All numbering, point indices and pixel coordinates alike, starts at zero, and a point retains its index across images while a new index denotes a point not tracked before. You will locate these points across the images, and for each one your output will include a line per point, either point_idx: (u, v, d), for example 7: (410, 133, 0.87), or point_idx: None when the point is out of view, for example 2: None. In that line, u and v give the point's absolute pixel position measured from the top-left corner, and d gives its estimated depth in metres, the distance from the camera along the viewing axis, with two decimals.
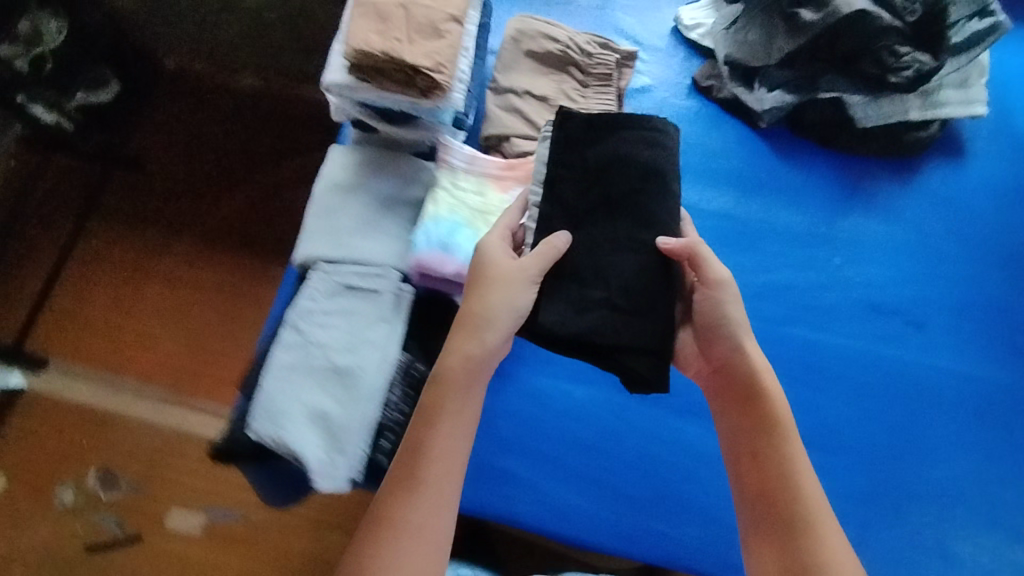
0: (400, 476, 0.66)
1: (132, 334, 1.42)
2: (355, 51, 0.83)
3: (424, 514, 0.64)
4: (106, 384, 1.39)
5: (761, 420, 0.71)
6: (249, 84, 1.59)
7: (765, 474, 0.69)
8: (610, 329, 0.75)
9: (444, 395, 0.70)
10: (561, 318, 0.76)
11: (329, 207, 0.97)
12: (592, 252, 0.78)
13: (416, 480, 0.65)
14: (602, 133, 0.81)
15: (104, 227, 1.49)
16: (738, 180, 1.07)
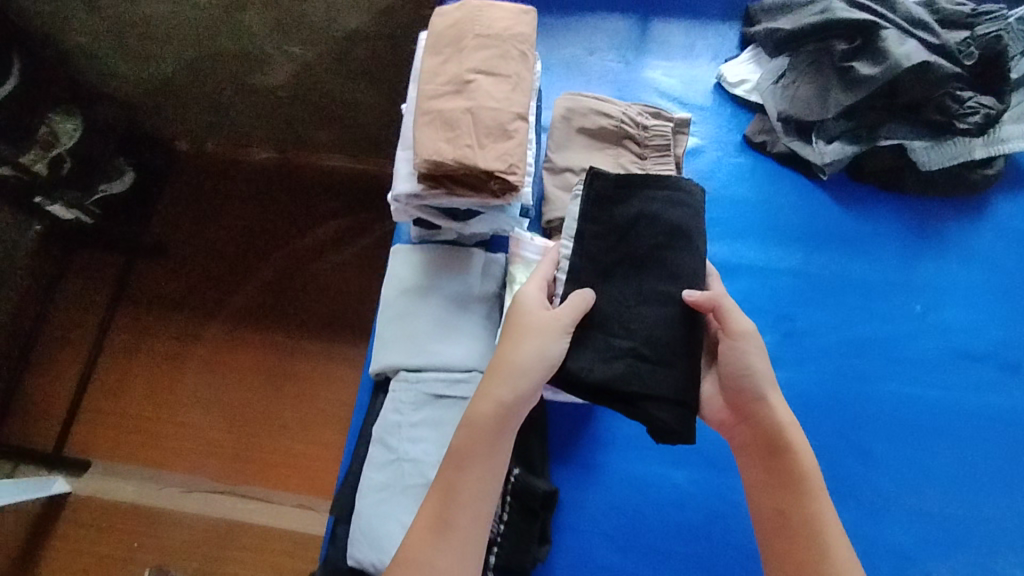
0: (431, 521, 0.71)
1: (178, 429, 1.83)
2: (427, 162, 0.83)
3: (450, 561, 0.69)
4: (154, 481, 1.77)
5: (786, 478, 0.75)
6: (284, 200, 2.09)
7: (789, 524, 0.73)
8: (636, 379, 0.77)
9: (478, 440, 0.73)
10: (588, 367, 0.78)
11: (400, 312, 0.95)
12: (615, 307, 0.80)
13: (445, 526, 0.70)
14: (622, 191, 0.84)
15: (139, 340, 1.96)
16: (805, 233, 1.05)
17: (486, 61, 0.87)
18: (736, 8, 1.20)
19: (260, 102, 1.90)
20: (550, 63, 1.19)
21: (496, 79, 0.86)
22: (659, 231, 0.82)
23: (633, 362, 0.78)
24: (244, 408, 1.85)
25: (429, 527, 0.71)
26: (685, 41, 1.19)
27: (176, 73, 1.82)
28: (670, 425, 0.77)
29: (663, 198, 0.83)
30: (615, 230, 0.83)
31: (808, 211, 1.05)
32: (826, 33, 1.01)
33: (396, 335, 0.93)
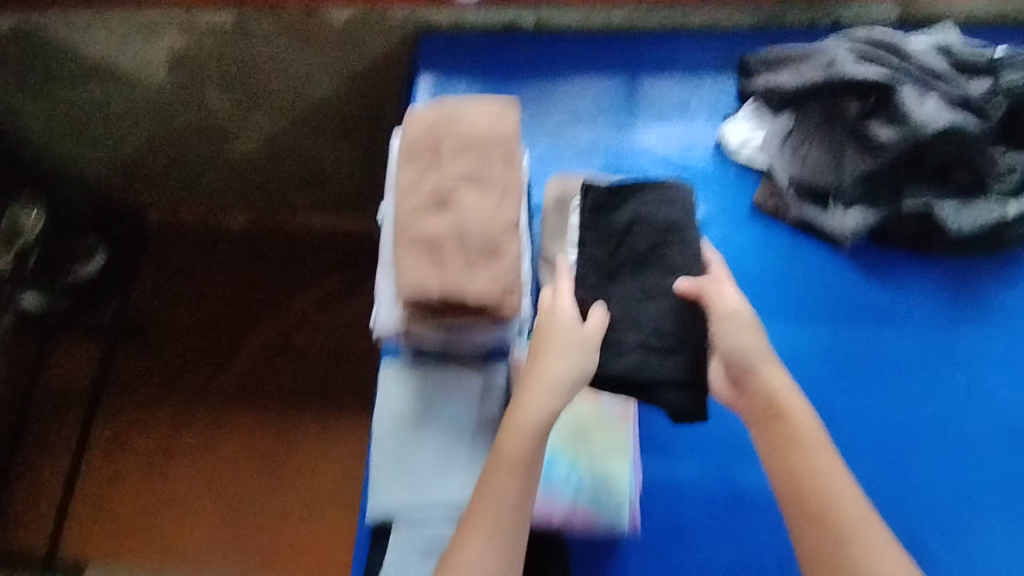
0: (475, 527, 0.71)
1: (173, 523, 1.73)
2: (412, 294, 0.74)
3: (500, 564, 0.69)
4: None
5: (790, 442, 0.76)
6: (263, 265, 1.97)
7: (801, 492, 0.74)
8: (648, 368, 0.79)
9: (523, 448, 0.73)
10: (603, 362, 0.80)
11: (397, 445, 0.85)
12: (622, 308, 0.82)
13: (491, 532, 0.70)
14: (614, 200, 0.87)
15: (123, 428, 1.84)
16: (832, 308, 0.96)
17: (469, 168, 0.77)
18: (730, 58, 1.11)
19: (231, 171, 1.80)
20: (535, 134, 1.10)
21: (481, 188, 0.77)
22: (651, 233, 0.84)
23: (643, 354, 0.80)
24: (240, 493, 1.74)
25: (472, 533, 0.70)
26: (678, 97, 1.10)
27: (140, 149, 1.73)
28: (683, 407, 0.79)
29: (652, 202, 0.86)
30: (612, 239, 0.85)
31: (833, 281, 0.97)
32: (837, 93, 0.93)
33: (395, 474, 0.84)
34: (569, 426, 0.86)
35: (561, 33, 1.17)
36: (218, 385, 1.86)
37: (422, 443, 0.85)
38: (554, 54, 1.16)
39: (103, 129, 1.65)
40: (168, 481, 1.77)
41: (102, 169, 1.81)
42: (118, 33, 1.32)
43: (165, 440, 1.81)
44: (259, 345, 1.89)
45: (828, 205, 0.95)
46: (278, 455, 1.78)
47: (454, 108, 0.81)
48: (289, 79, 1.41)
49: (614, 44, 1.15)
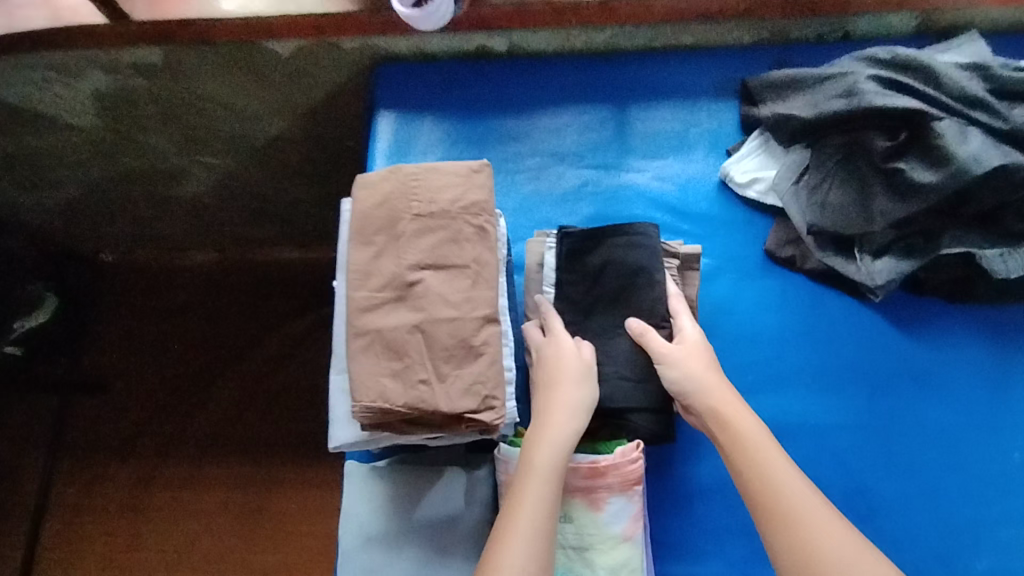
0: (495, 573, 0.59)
1: None
2: (369, 410, 0.60)
3: None
4: None
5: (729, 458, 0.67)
6: (229, 304, 1.82)
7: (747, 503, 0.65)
8: (621, 395, 0.74)
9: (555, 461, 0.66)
10: None
11: (365, 570, 0.72)
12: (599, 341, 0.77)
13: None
14: (586, 241, 0.78)
15: (82, 492, 1.69)
16: (863, 373, 0.83)
17: (433, 249, 0.64)
18: (729, 81, 0.98)
19: (184, 211, 1.65)
20: (513, 177, 0.97)
21: (449, 274, 0.64)
22: (624, 275, 0.77)
23: (617, 384, 0.74)
24: (212, 560, 1.60)
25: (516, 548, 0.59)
26: (673, 128, 0.97)
27: (81, 194, 1.57)
28: (654, 432, 0.75)
29: (624, 242, 0.77)
30: (581, 279, 0.78)
31: (862, 338, 0.84)
32: (863, 123, 0.80)
33: None
34: (565, 553, 0.69)
35: (537, 58, 1.04)
36: (186, 438, 1.71)
37: (395, 565, 0.72)
38: (530, 84, 1.02)
39: (37, 176, 1.49)
40: (134, 549, 1.62)
41: (43, 214, 1.65)
42: (31, 79, 1.15)
43: (128, 504, 1.66)
44: (227, 393, 1.73)
45: (853, 254, 0.84)
46: (253, 515, 1.63)
47: (412, 173, 0.67)
48: (234, 117, 1.26)
49: (597, 69, 1.02)
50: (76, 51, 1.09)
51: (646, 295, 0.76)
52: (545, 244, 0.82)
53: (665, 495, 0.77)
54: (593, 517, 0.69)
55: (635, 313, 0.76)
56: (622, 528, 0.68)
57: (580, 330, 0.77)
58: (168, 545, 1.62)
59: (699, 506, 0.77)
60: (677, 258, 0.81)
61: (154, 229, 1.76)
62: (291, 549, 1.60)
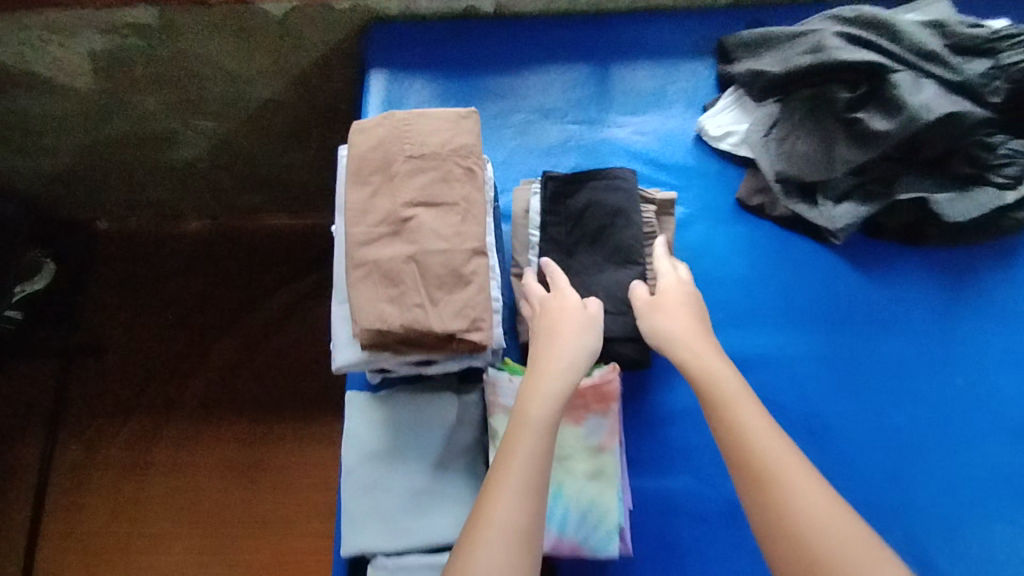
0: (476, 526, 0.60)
1: (146, 546, 1.65)
2: (368, 332, 0.66)
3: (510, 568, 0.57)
4: None
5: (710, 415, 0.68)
6: (225, 269, 1.86)
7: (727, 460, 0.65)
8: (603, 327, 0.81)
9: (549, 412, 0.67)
10: None
11: (366, 483, 0.80)
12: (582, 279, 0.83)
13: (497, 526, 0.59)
14: (569, 185, 0.85)
15: (85, 451, 1.74)
16: (825, 310, 0.90)
17: (425, 187, 0.70)
18: (705, 41, 1.04)
19: (179, 177, 1.68)
20: (500, 132, 1.02)
21: (440, 210, 0.69)
22: (604, 215, 0.84)
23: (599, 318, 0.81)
24: (214, 512, 1.67)
25: (510, 495, 0.61)
26: (652, 86, 1.02)
27: (76, 159, 1.60)
28: (634, 359, 0.83)
29: (604, 185, 0.84)
30: (564, 221, 0.84)
31: (824, 277, 0.91)
32: (828, 73, 0.86)
33: (366, 515, 0.78)
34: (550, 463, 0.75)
35: (523, 19, 1.08)
36: (185, 398, 1.76)
37: (394, 480, 0.80)
38: (516, 44, 1.07)
39: (33, 141, 1.52)
40: (137, 504, 1.68)
41: (39, 180, 1.68)
42: (26, 39, 1.18)
43: (131, 461, 1.72)
44: (225, 354, 1.78)
45: (817, 200, 0.90)
46: (253, 470, 1.70)
47: (404, 120, 0.73)
48: (229, 79, 1.29)
49: (580, 30, 1.07)
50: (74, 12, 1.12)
51: (623, 233, 0.83)
52: (530, 191, 0.87)
53: (640, 416, 0.85)
54: (574, 430, 0.76)
55: (615, 249, 0.83)
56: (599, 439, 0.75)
57: (560, 269, 0.84)
58: (170, 500, 1.68)
59: (671, 425, 0.86)
60: (652, 203, 0.87)
61: (149, 196, 1.79)
62: (291, 501, 1.66)
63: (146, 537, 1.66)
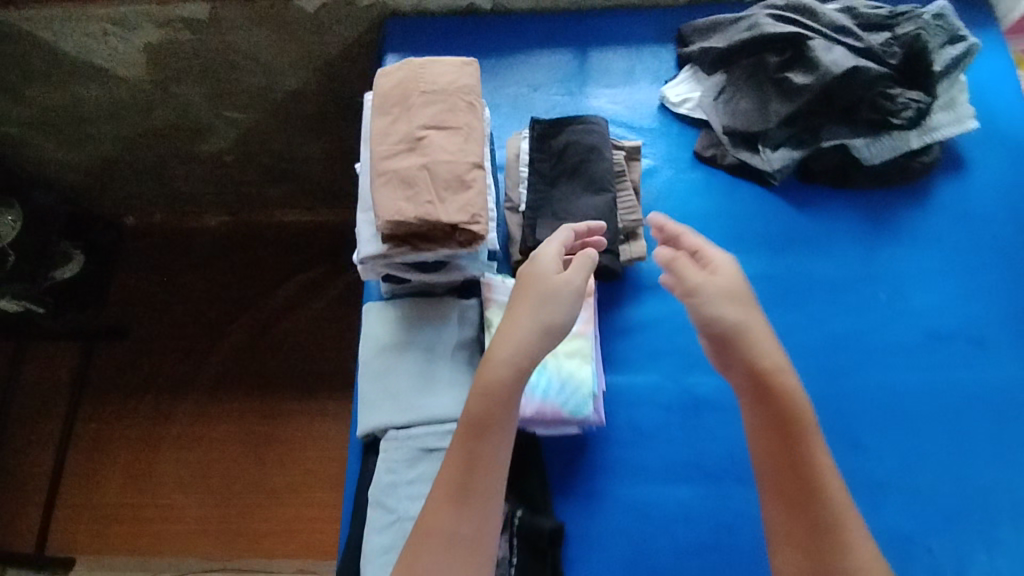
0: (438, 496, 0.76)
1: (161, 509, 1.74)
2: (389, 223, 0.83)
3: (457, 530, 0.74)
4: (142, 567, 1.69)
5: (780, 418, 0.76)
6: (243, 256, 2.02)
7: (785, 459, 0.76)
8: None
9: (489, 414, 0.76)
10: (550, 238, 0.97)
11: (379, 371, 0.95)
12: (563, 203, 1.00)
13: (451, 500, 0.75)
14: (552, 129, 1.04)
15: (105, 423, 1.85)
16: (766, 239, 1.07)
17: (435, 114, 0.87)
18: (667, 30, 1.24)
19: (205, 168, 1.86)
20: (496, 102, 1.21)
21: (447, 132, 0.87)
22: (581, 152, 1.01)
23: None
24: (226, 477, 1.77)
25: (450, 500, 0.75)
26: (623, 65, 1.22)
27: (116, 149, 1.78)
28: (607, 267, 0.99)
29: (581, 129, 1.03)
30: (547, 158, 1.03)
31: (765, 213, 1.08)
32: (761, 48, 1.07)
33: (379, 397, 0.93)
34: None
35: (514, 13, 1.29)
36: (201, 373, 1.89)
37: (403, 368, 0.94)
38: (510, 35, 1.27)
39: (80, 131, 1.71)
40: (154, 471, 1.78)
41: (79, 170, 1.86)
42: (92, 30, 1.39)
43: (149, 431, 1.83)
44: (239, 333, 1.92)
45: (759, 149, 1.08)
46: (261, 441, 1.80)
47: (419, 65, 0.91)
48: (262, 71, 1.49)
49: (563, 23, 1.27)
50: (139, 5, 1.34)
51: (595, 165, 1.01)
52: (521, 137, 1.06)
53: (613, 323, 1.02)
54: None
55: (591, 177, 1.00)
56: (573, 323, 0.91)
57: (545, 197, 1.01)
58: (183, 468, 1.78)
59: (637, 331, 1.02)
60: (622, 150, 1.07)
61: (175, 188, 1.95)
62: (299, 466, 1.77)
63: (158, 503, 1.75)
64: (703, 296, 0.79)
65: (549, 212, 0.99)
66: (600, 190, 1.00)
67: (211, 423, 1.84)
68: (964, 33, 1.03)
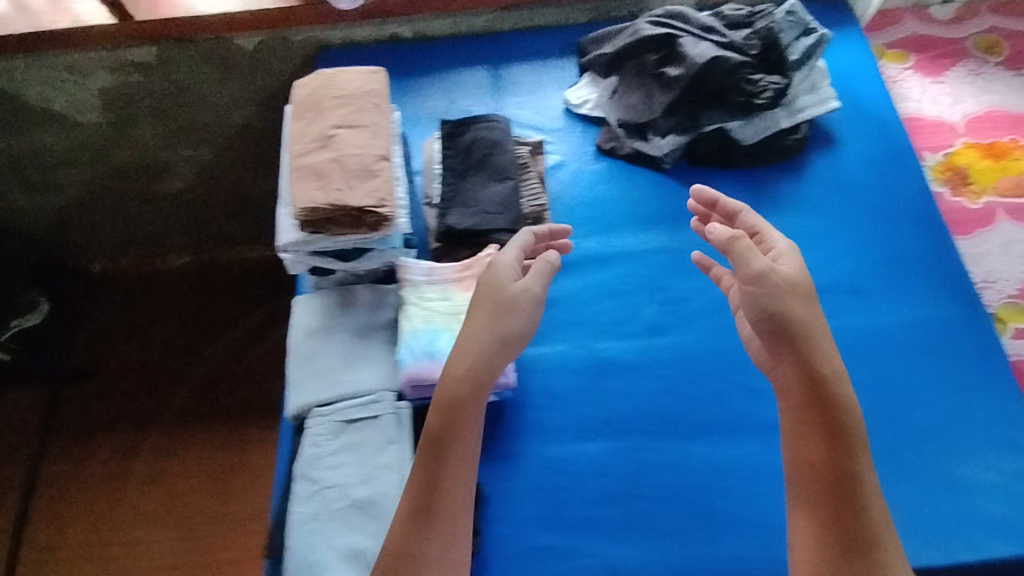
0: (417, 510, 0.76)
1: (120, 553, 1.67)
2: (304, 210, 0.92)
3: (439, 546, 0.75)
4: None
5: (821, 403, 0.77)
6: (208, 295, 2.05)
7: (834, 449, 0.76)
8: (486, 223, 1.07)
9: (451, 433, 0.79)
10: (459, 221, 1.07)
11: (305, 355, 1.02)
12: (472, 192, 1.10)
13: (432, 512, 0.76)
14: (460, 128, 1.17)
15: (64, 470, 1.79)
16: (662, 217, 1.17)
17: (346, 115, 0.98)
18: (569, 46, 1.39)
19: (166, 213, 1.93)
20: (420, 119, 1.32)
21: (356, 130, 0.98)
22: (487, 147, 1.15)
23: (483, 217, 1.08)
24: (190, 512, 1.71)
25: (414, 515, 0.76)
26: (532, 77, 1.36)
27: (80, 197, 1.87)
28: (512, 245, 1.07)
29: (487, 128, 1.17)
30: (457, 154, 1.15)
31: (660, 195, 1.19)
32: (640, 50, 1.23)
33: (306, 378, 1.00)
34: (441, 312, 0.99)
35: (434, 41, 1.44)
36: (167, 412, 1.86)
37: (328, 351, 1.01)
38: (429, 61, 1.42)
39: (44, 179, 1.80)
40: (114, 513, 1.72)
41: (45, 219, 1.93)
42: (52, 80, 1.52)
43: (111, 473, 1.78)
44: (205, 368, 1.92)
45: (649, 137, 1.21)
46: (224, 476, 1.75)
47: (330, 77, 1.03)
48: (211, 107, 1.60)
49: (474, 47, 1.42)
50: (92, 51, 1.46)
51: (499, 156, 1.14)
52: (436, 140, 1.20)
53: None
54: (463, 293, 1.01)
55: (495, 168, 1.13)
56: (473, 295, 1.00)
57: (456, 188, 1.12)
58: (141, 511, 1.72)
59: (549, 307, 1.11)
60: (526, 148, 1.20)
61: (140, 232, 2.01)
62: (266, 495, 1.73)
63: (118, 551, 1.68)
64: (766, 284, 0.80)
65: (459, 201, 1.10)
66: (504, 177, 1.13)
67: (176, 460, 1.79)
68: (815, 27, 1.22)
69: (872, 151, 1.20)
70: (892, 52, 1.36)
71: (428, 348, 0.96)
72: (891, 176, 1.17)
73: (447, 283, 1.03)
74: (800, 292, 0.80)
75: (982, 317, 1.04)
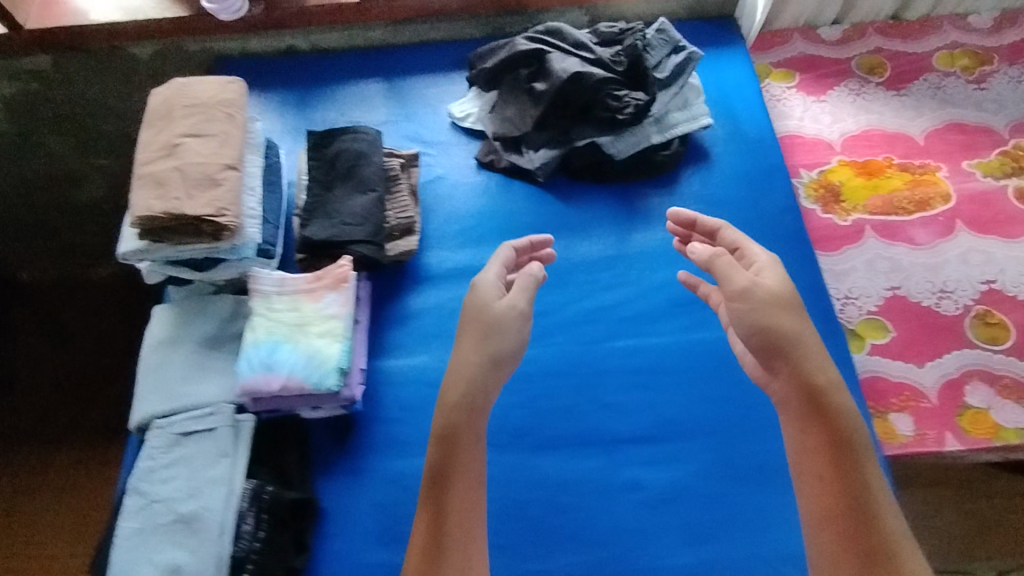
0: (428, 536, 0.75)
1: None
2: (139, 218, 0.92)
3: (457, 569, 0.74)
4: None
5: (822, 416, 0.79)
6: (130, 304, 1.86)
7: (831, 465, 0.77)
8: (343, 234, 1.07)
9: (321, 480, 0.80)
10: (318, 232, 1.08)
11: (151, 366, 1.01)
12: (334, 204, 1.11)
13: (443, 539, 0.75)
14: (326, 139, 1.17)
15: None
16: (535, 225, 1.19)
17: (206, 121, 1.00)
18: (459, 58, 1.41)
19: (79, 224, 1.79)
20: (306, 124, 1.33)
21: (203, 139, 0.98)
22: (355, 159, 1.14)
23: (341, 228, 1.08)
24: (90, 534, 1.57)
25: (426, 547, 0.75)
26: (420, 87, 1.37)
27: None
28: (372, 257, 1.08)
29: (356, 139, 1.17)
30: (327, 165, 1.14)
31: (532, 206, 1.21)
32: (513, 64, 1.26)
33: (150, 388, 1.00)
34: (288, 323, 1.00)
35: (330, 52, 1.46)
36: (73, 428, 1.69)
37: (173, 360, 1.01)
38: (323, 71, 1.42)
39: None
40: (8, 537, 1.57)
41: None
42: None
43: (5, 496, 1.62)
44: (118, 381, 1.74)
45: (523, 151, 1.24)
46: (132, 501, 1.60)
47: (183, 85, 1.03)
48: (114, 117, 1.57)
49: (365, 61, 1.42)
50: None
51: (368, 170, 1.14)
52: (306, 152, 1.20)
53: (386, 313, 1.11)
54: (314, 304, 1.02)
55: (359, 179, 1.13)
56: (321, 306, 1.01)
57: (320, 201, 1.11)
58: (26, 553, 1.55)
59: (410, 320, 1.10)
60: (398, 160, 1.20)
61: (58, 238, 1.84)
62: None
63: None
64: (753, 299, 0.84)
65: (320, 212, 1.10)
66: (370, 192, 1.13)
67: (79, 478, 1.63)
68: (684, 45, 1.28)
69: (743, 167, 1.25)
70: (778, 71, 1.42)
71: (266, 360, 0.96)
72: (760, 192, 1.22)
73: (299, 294, 1.03)
74: (777, 299, 0.84)
75: (831, 344, 1.06)
